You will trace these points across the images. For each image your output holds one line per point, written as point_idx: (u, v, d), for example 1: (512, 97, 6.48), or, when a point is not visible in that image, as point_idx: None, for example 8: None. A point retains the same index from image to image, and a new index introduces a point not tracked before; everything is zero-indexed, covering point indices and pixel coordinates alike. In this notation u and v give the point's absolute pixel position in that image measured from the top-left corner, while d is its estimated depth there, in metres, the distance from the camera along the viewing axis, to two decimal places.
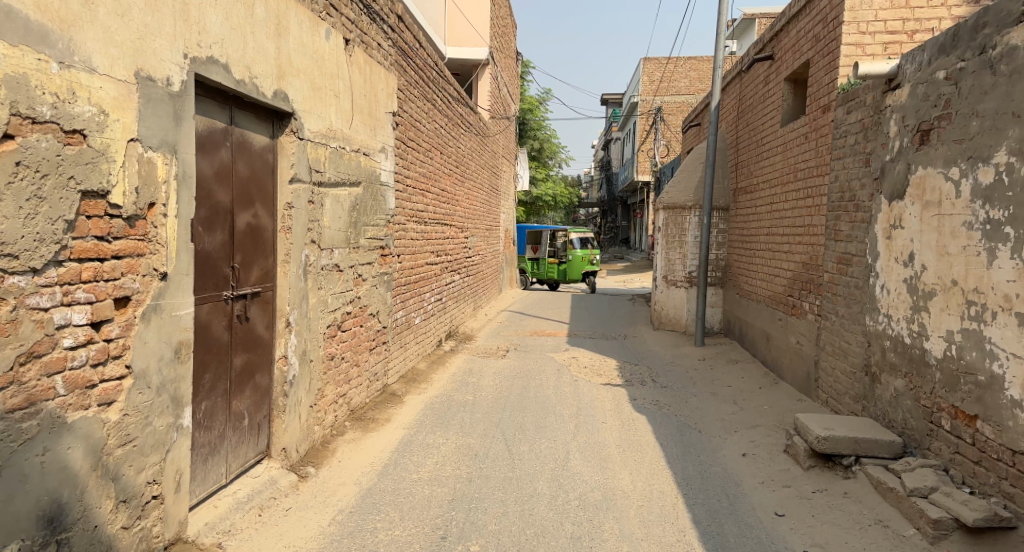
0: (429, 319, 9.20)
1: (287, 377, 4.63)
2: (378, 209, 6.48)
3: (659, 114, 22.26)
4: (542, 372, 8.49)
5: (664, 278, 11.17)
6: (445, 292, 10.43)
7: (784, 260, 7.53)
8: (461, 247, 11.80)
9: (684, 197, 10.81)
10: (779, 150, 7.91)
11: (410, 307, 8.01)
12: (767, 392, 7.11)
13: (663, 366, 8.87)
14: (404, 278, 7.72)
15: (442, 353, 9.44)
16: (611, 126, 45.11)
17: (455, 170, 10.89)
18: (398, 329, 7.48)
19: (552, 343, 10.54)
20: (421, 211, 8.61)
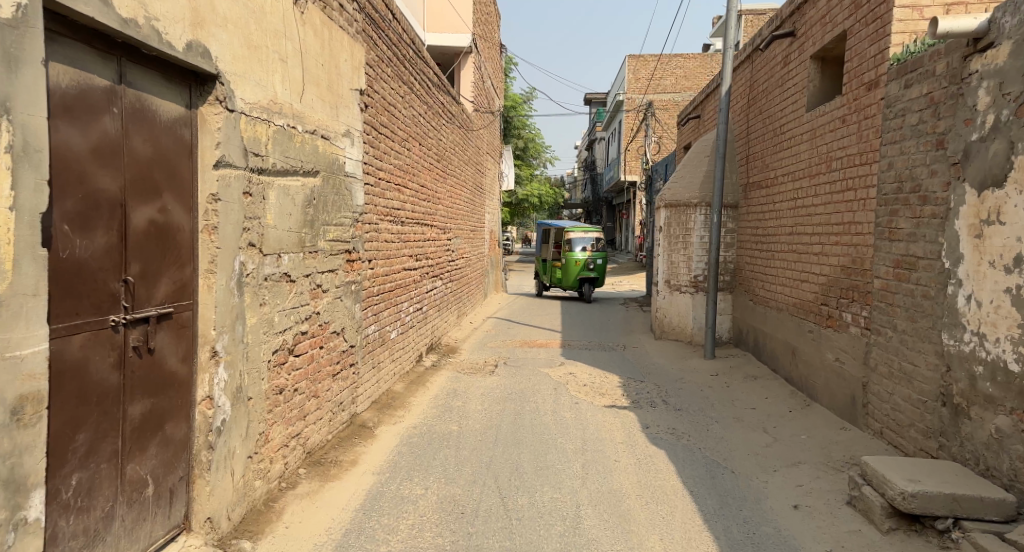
0: (407, 332, 8.11)
1: (213, 424, 3.53)
2: (343, 206, 5.40)
3: (648, 110, 21.26)
4: (536, 392, 7.44)
5: (667, 282, 10.16)
6: (426, 299, 9.37)
7: (816, 263, 6.56)
8: (443, 250, 10.77)
9: (688, 194, 9.83)
10: (806, 136, 6.93)
11: (384, 321, 6.91)
12: (801, 419, 6.10)
13: (671, 383, 7.89)
14: (376, 286, 6.62)
15: (423, 371, 8.33)
16: (596, 124, 44.14)
17: (435, 164, 9.82)
18: (369, 348, 6.37)
19: (545, 356, 9.50)
20: (398, 209, 7.54)
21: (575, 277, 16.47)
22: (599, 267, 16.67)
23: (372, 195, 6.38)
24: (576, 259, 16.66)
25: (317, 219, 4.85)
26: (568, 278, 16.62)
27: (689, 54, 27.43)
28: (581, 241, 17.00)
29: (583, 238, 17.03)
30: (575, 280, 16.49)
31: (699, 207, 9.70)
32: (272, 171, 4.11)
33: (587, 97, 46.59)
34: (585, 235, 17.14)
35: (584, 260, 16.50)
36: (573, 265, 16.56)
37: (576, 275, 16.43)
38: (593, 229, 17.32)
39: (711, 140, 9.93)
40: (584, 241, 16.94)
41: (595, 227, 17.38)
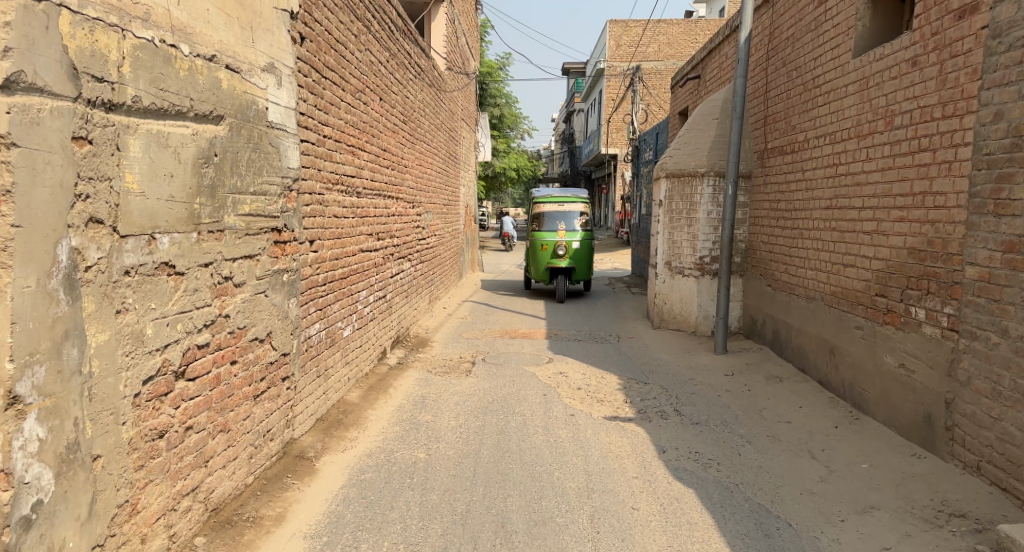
0: (365, 326, 6.73)
1: (16, 514, 2.19)
2: (265, 170, 3.99)
3: (633, 76, 19.64)
4: (522, 399, 6.17)
5: (669, 265, 8.89)
6: (391, 285, 8.01)
7: (868, 244, 5.33)
8: (412, 226, 9.42)
9: (694, 162, 8.53)
10: (853, 87, 5.66)
11: (332, 317, 5.52)
12: (853, 441, 4.92)
13: (681, 385, 6.67)
14: (321, 274, 5.24)
15: (385, 372, 6.97)
16: (575, 94, 42.40)
17: (400, 125, 8.39)
18: (311, 354, 5.00)
19: (530, 350, 8.22)
20: (351, 177, 6.12)
21: (543, 267, 11.92)
22: (578, 254, 11.90)
23: (313, 157, 4.95)
24: (546, 243, 12.14)
25: (219, 184, 3.44)
26: (536, 269, 12.09)
27: (672, 20, 25.76)
28: (558, 217, 12.40)
29: (562, 213, 12.34)
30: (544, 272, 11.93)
31: (708, 178, 8.41)
32: (134, 110, 2.72)
33: (566, 66, 44.71)
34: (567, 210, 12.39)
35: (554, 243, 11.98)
36: (541, 250, 12.00)
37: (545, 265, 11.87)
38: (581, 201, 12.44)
39: (720, 100, 8.62)
40: (562, 217, 12.28)
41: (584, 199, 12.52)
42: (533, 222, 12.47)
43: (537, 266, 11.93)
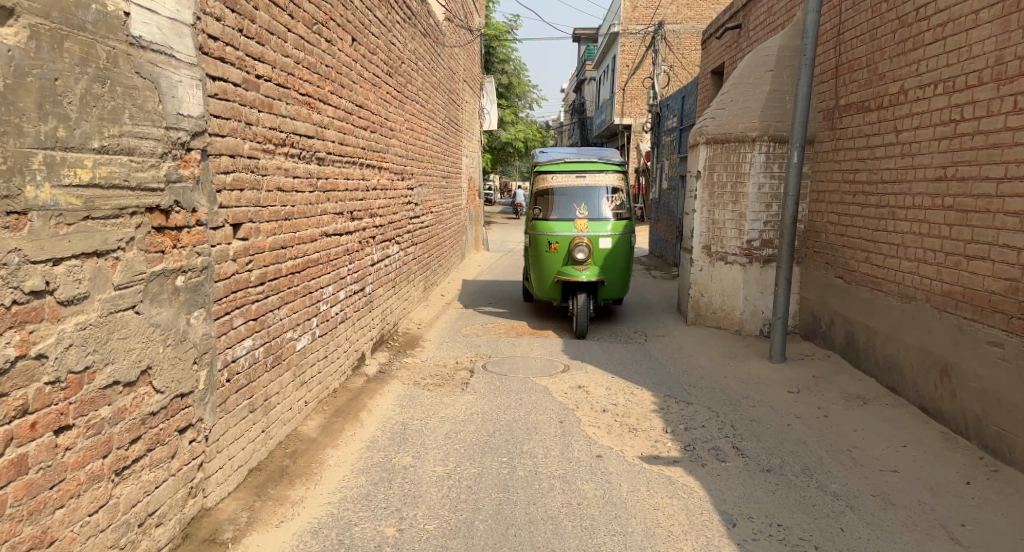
0: (332, 331, 5.29)
1: None
2: (127, 114, 2.53)
3: (652, 33, 17.77)
4: (531, 428, 4.76)
5: (708, 249, 7.37)
6: (371, 274, 6.54)
7: (1015, 230, 3.84)
8: (402, 202, 7.92)
9: (742, 123, 6.99)
10: (994, 13, 4.13)
11: (273, 326, 4.07)
12: (1002, 511, 3.45)
13: (734, 407, 5.20)
14: (254, 269, 3.79)
15: (359, 388, 5.53)
16: (586, 61, 40.30)
17: (383, 77, 6.88)
18: (236, 383, 3.57)
19: (541, 355, 6.76)
20: (306, 137, 4.65)
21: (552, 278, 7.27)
22: (606, 258, 7.18)
23: (232, 102, 3.49)
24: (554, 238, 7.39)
25: (5, 129, 2.00)
26: (539, 281, 7.44)
27: None
28: (576, 195, 7.53)
29: (579, 189, 7.60)
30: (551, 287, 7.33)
31: (759, 143, 6.89)
32: None
33: (575, 31, 42.47)
34: (588, 183, 7.60)
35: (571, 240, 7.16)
36: (547, 251, 7.32)
37: (552, 277, 7.28)
38: (611, 167, 7.70)
39: (775, 47, 7.04)
40: (582, 195, 7.59)
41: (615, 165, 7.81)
42: (532, 203, 7.80)
43: (541, 277, 7.29)
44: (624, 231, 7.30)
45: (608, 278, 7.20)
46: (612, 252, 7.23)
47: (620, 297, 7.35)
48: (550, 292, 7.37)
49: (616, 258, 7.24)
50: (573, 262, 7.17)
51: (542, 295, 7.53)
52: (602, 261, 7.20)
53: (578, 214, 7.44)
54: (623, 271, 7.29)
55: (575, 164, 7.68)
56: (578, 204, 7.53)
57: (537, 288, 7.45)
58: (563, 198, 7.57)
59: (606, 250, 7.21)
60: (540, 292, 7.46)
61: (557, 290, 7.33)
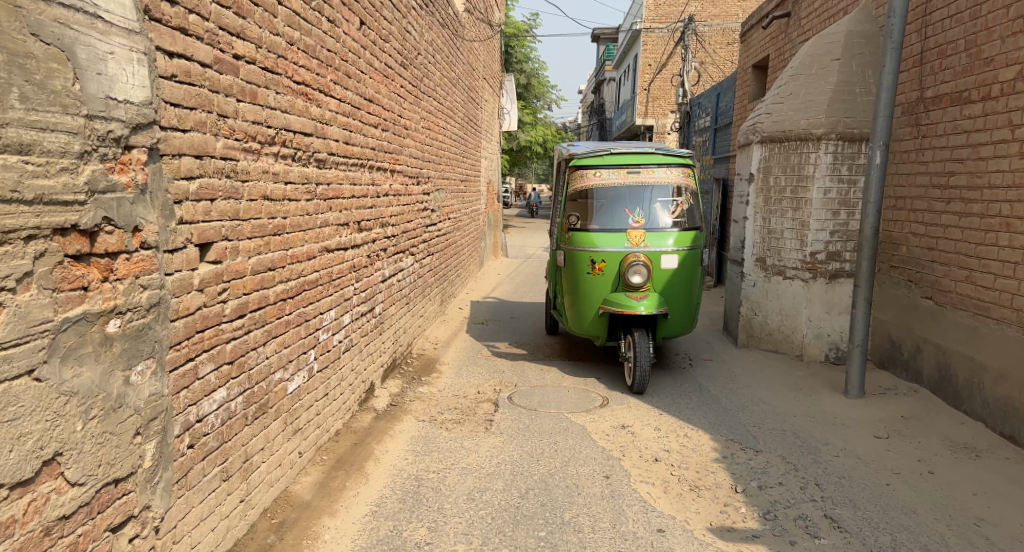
0: (334, 363, 4.49)
1: None
2: (16, 93, 1.77)
3: (680, 30, 16.87)
4: (570, 483, 3.95)
5: (763, 262, 6.51)
6: (382, 292, 5.75)
7: None
8: (417, 209, 7.14)
9: (805, 119, 6.15)
10: None
11: (256, 368, 3.29)
12: None
13: (812, 457, 4.33)
14: (230, 299, 3.03)
15: (366, 429, 4.72)
16: (605, 62, 39.37)
17: (396, 68, 6.09)
18: (202, 448, 2.79)
19: (575, 384, 5.91)
20: (302, 134, 3.88)
21: (597, 309, 5.63)
22: (668, 282, 5.55)
23: (198, 87, 2.73)
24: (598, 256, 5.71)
25: None
26: (577, 311, 5.79)
27: None
28: (624, 198, 5.81)
29: (630, 188, 5.84)
30: (595, 320, 5.68)
31: (825, 142, 6.03)
32: None
33: (595, 32, 41.62)
34: (641, 180, 5.84)
35: (624, 260, 5.51)
36: (590, 273, 5.65)
37: (597, 307, 5.63)
38: (672, 160, 5.92)
39: (843, 33, 6.19)
40: (632, 197, 5.83)
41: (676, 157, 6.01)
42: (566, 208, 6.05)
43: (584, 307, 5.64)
44: (691, 246, 5.67)
45: (669, 307, 5.58)
46: (675, 274, 5.61)
47: (683, 331, 5.74)
48: (592, 326, 5.73)
49: (680, 280, 5.62)
50: (626, 287, 5.53)
51: (581, 329, 5.88)
52: (662, 285, 5.58)
53: (631, 222, 5.72)
54: (688, 298, 5.67)
55: (623, 157, 5.89)
56: (630, 209, 5.79)
57: (575, 320, 5.81)
58: (609, 201, 5.80)
59: (669, 271, 5.57)
60: (578, 326, 5.82)
61: (602, 323, 5.69)
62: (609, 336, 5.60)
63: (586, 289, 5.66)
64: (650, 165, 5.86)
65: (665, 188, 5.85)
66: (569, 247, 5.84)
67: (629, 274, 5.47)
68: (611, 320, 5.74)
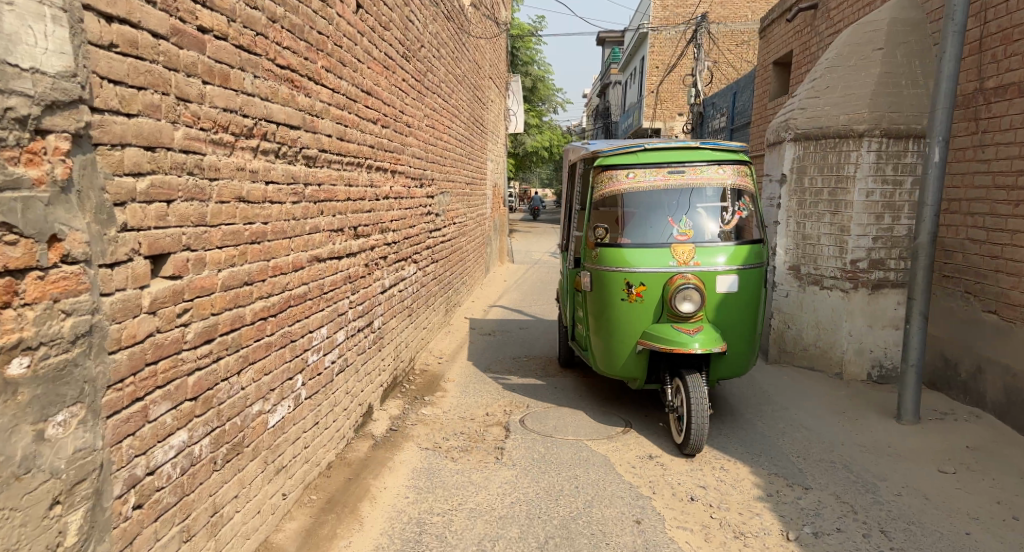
0: (326, 387, 3.97)
1: None
2: None
3: (692, 29, 16.35)
4: (596, 530, 3.42)
5: (797, 270, 5.97)
6: (381, 304, 5.22)
7: None
8: (420, 213, 6.62)
9: (844, 114, 5.63)
10: None
11: (227, 403, 2.77)
12: None
13: (872, 497, 3.77)
14: (192, 321, 2.51)
15: (362, 460, 4.20)
16: (611, 64, 38.89)
17: (397, 58, 5.56)
18: (154, 507, 2.27)
19: (595, 407, 5.35)
20: (287, 126, 3.37)
21: (635, 345, 4.38)
22: (726, 310, 4.30)
23: (149, 63, 2.22)
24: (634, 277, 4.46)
25: None
26: (608, 348, 4.54)
27: None
28: (663, 205, 4.57)
29: (670, 192, 4.58)
30: (631, 359, 4.43)
31: (866, 139, 5.50)
32: None
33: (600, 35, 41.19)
34: (684, 182, 4.58)
35: (670, 282, 4.28)
36: (625, 299, 4.40)
37: (634, 343, 4.38)
38: (724, 157, 4.65)
39: (885, 21, 5.67)
40: (673, 204, 4.58)
41: (730, 151, 4.74)
42: (591, 219, 4.82)
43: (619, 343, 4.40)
44: (751, 263, 4.44)
45: (728, 343, 4.34)
46: (733, 299, 4.36)
47: (742, 371, 4.49)
48: (627, 367, 4.48)
49: (740, 307, 4.37)
50: (671, 318, 4.29)
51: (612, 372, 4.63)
52: (718, 315, 4.34)
53: (674, 235, 4.48)
54: (749, 329, 4.42)
55: (663, 154, 4.65)
56: (673, 217, 4.56)
57: (605, 358, 4.57)
58: (646, 210, 4.57)
59: (727, 295, 4.32)
60: (609, 366, 4.57)
61: (640, 364, 4.44)
62: (655, 379, 4.39)
63: (620, 321, 4.42)
64: (698, 163, 4.60)
65: (718, 192, 4.60)
66: (596, 267, 4.60)
67: (677, 302, 4.22)
68: (652, 359, 4.50)
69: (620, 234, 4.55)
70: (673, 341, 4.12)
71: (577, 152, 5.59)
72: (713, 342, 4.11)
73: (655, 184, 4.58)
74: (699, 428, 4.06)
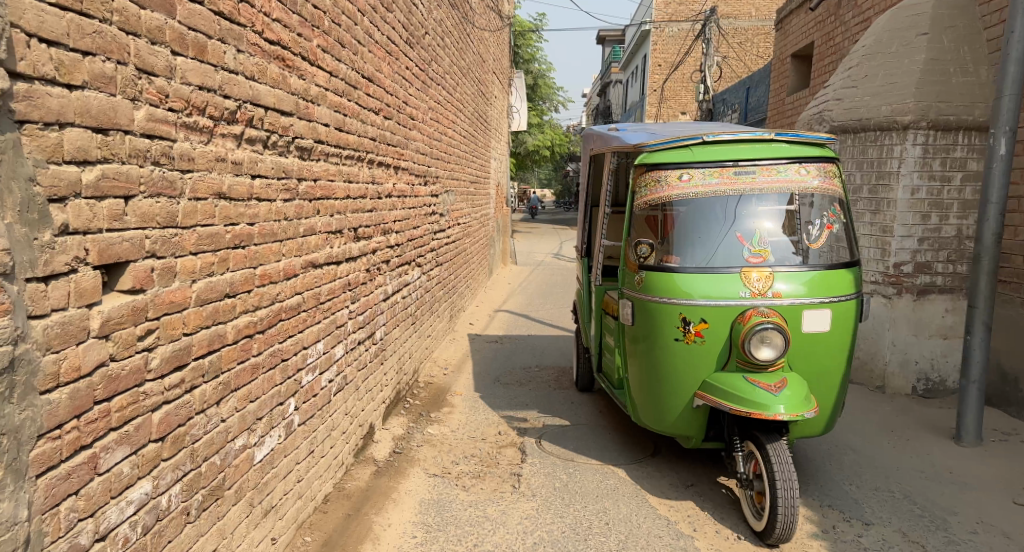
0: (322, 410, 3.50)
1: None
2: None
3: (698, 25, 15.92)
4: None
5: None
6: (383, 313, 4.75)
7: None
8: (423, 213, 6.14)
9: (886, 104, 5.21)
10: None
11: (203, 440, 2.30)
12: None
13: (945, 537, 3.32)
14: (159, 344, 2.04)
15: (362, 491, 3.74)
16: (611, 64, 38.46)
17: (399, 43, 5.09)
18: None
19: (618, 427, 4.87)
20: (277, 112, 2.91)
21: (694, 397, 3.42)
22: (812, 354, 3.32)
23: (98, 22, 1.75)
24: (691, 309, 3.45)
25: None
26: (656, 398, 3.57)
27: None
28: (726, 219, 3.53)
29: (736, 201, 3.53)
30: (688, 414, 3.47)
31: (912, 131, 5.05)
32: None
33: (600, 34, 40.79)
34: (755, 187, 3.51)
35: (744, 319, 3.28)
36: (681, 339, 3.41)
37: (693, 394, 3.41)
38: (805, 152, 3.59)
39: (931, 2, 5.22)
40: (739, 218, 3.54)
41: (811, 144, 3.66)
42: (631, 230, 3.79)
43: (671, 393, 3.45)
44: (846, 291, 3.43)
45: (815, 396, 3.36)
46: (823, 340, 3.35)
47: (830, 427, 3.52)
48: (681, 424, 3.54)
49: (832, 350, 3.37)
50: (744, 364, 3.30)
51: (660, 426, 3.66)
52: (802, 360, 3.34)
53: (744, 257, 3.47)
54: (842, 376, 3.44)
55: (726, 148, 3.56)
56: (743, 233, 3.52)
57: (651, 410, 3.62)
58: (705, 223, 3.53)
59: (816, 336, 3.32)
60: (656, 420, 3.62)
61: (698, 420, 3.49)
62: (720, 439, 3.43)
63: (672, 368, 3.45)
64: (773, 161, 3.53)
65: (798, 199, 3.55)
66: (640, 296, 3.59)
67: (753, 349, 3.22)
68: (712, 411, 3.54)
69: (671, 255, 3.53)
70: (748, 403, 3.15)
71: (605, 140, 4.50)
72: (801, 404, 3.14)
73: (719, 188, 3.50)
74: (784, 510, 3.09)
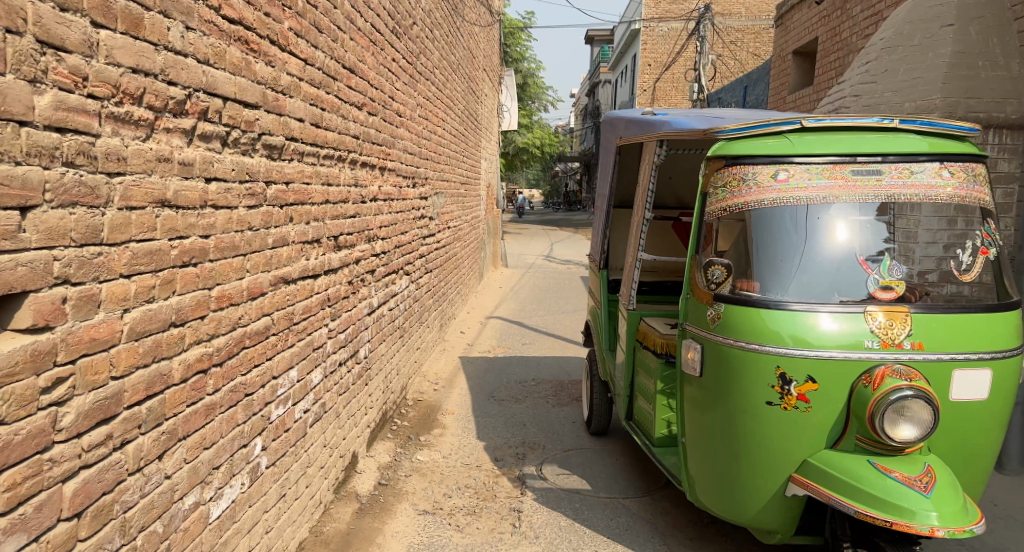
0: (297, 445, 3.07)
1: None
2: None
3: (692, 22, 15.55)
4: None
5: None
6: (368, 329, 4.30)
7: None
8: (412, 217, 5.70)
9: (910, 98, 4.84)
10: None
11: (139, 507, 1.87)
12: None
13: None
14: (75, 393, 1.62)
15: (342, 534, 3.31)
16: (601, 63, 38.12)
17: (385, 31, 4.63)
18: None
19: (627, 453, 4.44)
20: (239, 103, 2.47)
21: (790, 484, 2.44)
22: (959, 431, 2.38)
23: None
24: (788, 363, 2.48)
25: None
26: (730, 478, 2.60)
27: None
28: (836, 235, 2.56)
29: (847, 211, 2.55)
30: (778, 505, 2.50)
31: None
32: None
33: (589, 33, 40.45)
34: (877, 192, 2.53)
35: (872, 383, 2.31)
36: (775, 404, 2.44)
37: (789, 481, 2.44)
38: (943, 145, 2.61)
39: None
40: (852, 232, 2.56)
41: (948, 134, 2.66)
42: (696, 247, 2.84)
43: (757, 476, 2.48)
44: (1005, 347, 2.48)
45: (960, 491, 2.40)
46: (972, 411, 2.42)
47: None
48: (766, 518, 2.55)
49: (984, 426, 2.43)
50: (867, 446, 2.32)
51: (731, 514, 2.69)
52: (945, 440, 2.39)
53: (871, 291, 2.51)
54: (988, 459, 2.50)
55: (838, 137, 2.59)
56: (860, 255, 2.55)
57: (720, 493, 2.66)
58: (814, 240, 2.56)
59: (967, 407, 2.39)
60: (728, 508, 2.65)
61: (790, 514, 2.51)
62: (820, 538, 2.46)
63: (760, 441, 2.48)
64: (905, 157, 2.55)
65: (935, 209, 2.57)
66: (712, 339, 2.63)
67: (889, 426, 2.24)
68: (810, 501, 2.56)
69: (762, 283, 2.57)
70: (881, 504, 2.17)
71: (643, 125, 3.72)
72: (958, 510, 2.16)
73: (831, 192, 2.54)
74: None
